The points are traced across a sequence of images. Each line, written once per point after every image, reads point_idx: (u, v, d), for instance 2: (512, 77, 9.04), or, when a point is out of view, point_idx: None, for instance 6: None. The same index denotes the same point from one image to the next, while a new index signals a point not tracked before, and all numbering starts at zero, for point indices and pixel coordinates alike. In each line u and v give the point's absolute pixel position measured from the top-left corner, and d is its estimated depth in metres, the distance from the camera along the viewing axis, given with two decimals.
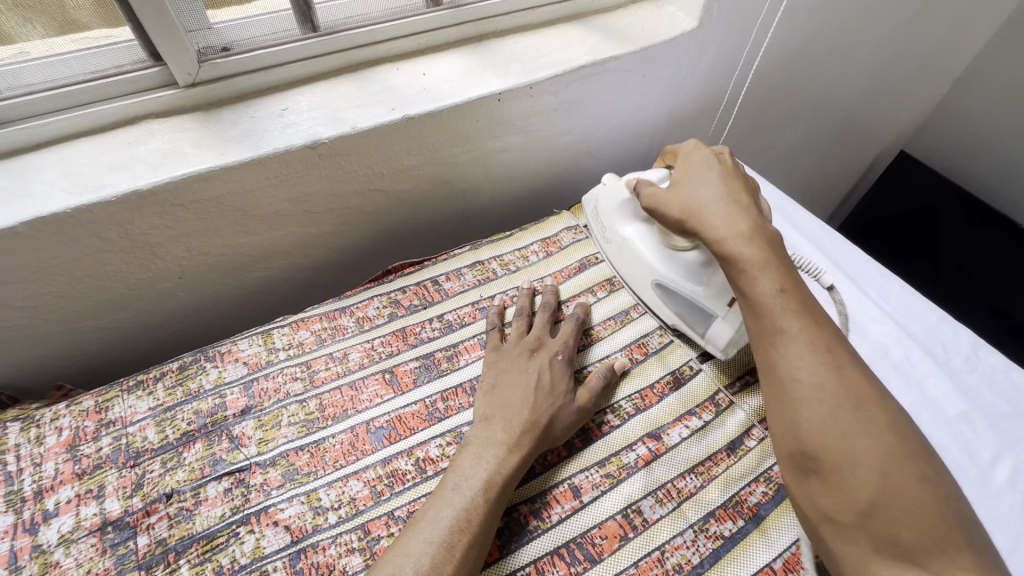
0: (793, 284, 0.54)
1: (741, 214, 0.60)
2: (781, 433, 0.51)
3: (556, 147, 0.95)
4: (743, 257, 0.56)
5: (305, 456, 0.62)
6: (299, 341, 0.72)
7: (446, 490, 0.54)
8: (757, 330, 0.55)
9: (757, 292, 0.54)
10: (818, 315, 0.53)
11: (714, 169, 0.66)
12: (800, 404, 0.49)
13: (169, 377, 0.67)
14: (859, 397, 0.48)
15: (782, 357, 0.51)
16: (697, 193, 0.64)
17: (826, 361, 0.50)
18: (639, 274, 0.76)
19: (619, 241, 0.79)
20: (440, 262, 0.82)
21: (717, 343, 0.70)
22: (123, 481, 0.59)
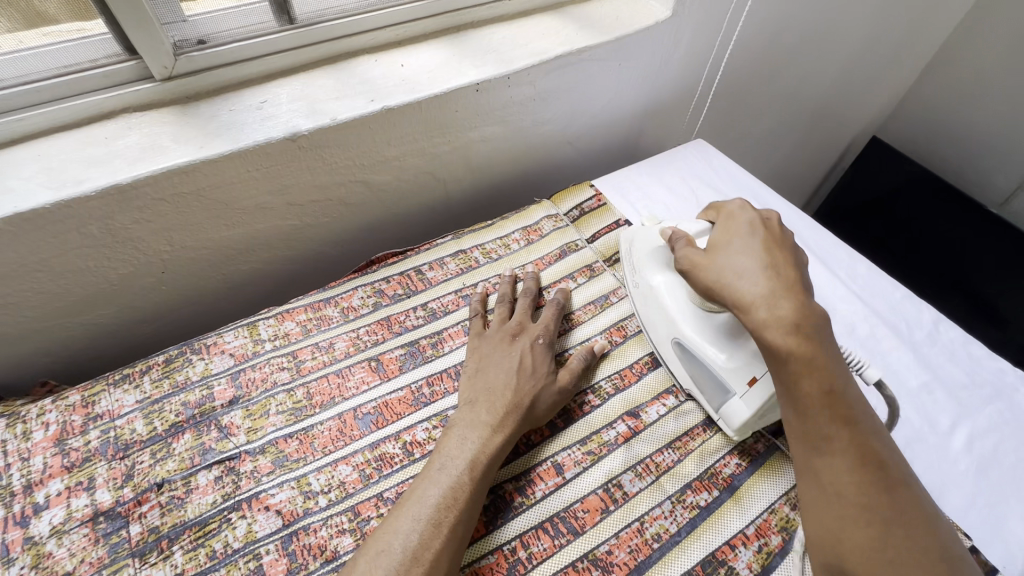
0: (842, 387, 0.51)
1: (783, 294, 0.54)
2: (818, 542, 0.49)
3: (535, 137, 0.97)
4: (783, 349, 0.51)
5: (294, 443, 0.63)
6: (284, 332, 0.73)
7: (433, 471, 0.56)
8: (799, 432, 0.52)
9: (802, 393, 0.51)
10: (863, 427, 0.50)
11: (760, 238, 0.60)
12: (846, 520, 0.47)
13: (155, 370, 0.68)
14: (908, 522, 0.46)
15: (828, 468, 0.49)
16: (733, 263, 0.58)
17: (874, 479, 0.48)
18: (660, 328, 0.71)
19: (646, 289, 0.74)
20: (423, 252, 0.83)
21: (730, 421, 0.63)
22: (112, 472, 0.59)
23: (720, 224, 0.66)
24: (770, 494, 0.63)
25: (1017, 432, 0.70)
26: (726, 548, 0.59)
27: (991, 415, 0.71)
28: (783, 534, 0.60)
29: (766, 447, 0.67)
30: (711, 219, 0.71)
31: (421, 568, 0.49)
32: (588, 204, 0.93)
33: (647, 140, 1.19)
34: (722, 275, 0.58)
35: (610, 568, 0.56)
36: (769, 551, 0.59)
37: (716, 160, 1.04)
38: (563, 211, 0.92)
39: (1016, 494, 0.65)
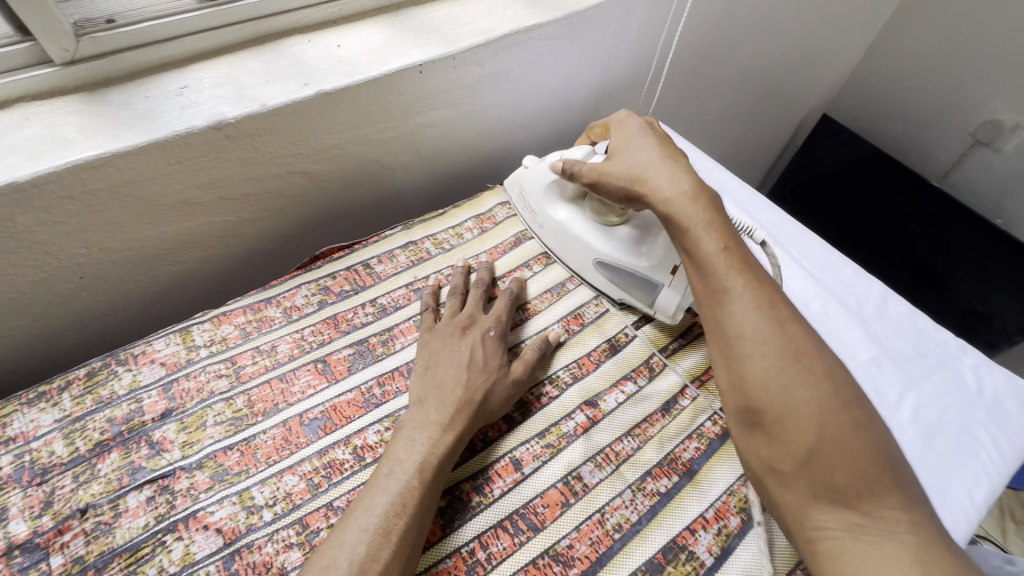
0: (734, 242, 0.58)
1: (683, 176, 0.64)
2: (728, 388, 0.53)
3: (487, 121, 0.93)
4: (688, 215, 0.60)
5: (234, 456, 0.59)
6: (222, 336, 0.68)
7: (382, 476, 0.54)
8: (703, 290, 0.57)
9: (703, 252, 0.58)
10: (759, 273, 0.56)
11: (651, 137, 0.70)
12: (747, 360, 0.52)
13: (76, 386, 0.62)
14: (800, 348, 0.52)
15: (727, 312, 0.54)
16: (638, 159, 0.67)
17: (768, 316, 0.53)
18: (581, 257, 0.77)
19: (554, 225, 0.79)
20: (371, 245, 0.79)
21: (667, 309, 0.73)
22: (29, 500, 0.54)
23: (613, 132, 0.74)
24: (729, 476, 0.63)
25: (959, 400, 0.72)
26: (686, 534, 0.58)
27: (935, 383, 0.73)
28: (741, 515, 0.61)
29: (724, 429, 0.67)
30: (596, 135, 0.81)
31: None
32: None
33: None
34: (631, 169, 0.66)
35: (571, 563, 0.55)
36: (728, 533, 0.59)
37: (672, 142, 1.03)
38: None
39: (959, 459, 0.67)
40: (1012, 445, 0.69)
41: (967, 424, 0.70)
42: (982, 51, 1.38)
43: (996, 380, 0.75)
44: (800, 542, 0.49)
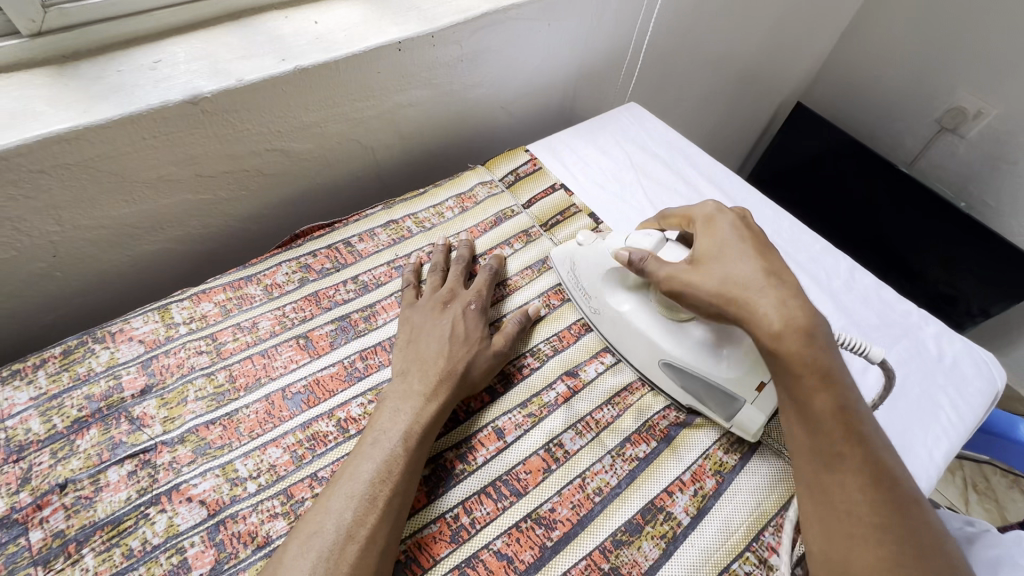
0: (854, 404, 0.50)
1: (795, 305, 0.53)
2: (822, 563, 0.47)
3: (466, 102, 0.94)
4: (799, 360, 0.51)
5: (217, 429, 0.59)
6: (201, 313, 0.67)
7: (367, 446, 0.54)
8: (808, 446, 0.51)
9: (815, 408, 0.50)
10: (875, 446, 0.50)
11: (748, 241, 0.60)
12: (856, 538, 0.46)
13: (52, 364, 0.61)
14: (920, 541, 0.46)
15: (838, 480, 0.48)
16: (738, 275, 0.56)
17: (886, 498, 0.47)
18: (645, 357, 0.67)
19: (611, 314, 0.69)
20: (351, 223, 0.79)
21: (749, 427, 0.63)
22: (6, 477, 0.54)
23: (698, 229, 0.63)
24: (705, 441, 0.65)
25: (922, 367, 0.76)
26: (663, 495, 0.61)
27: (899, 352, 0.77)
28: (716, 477, 0.63)
29: None
30: (671, 222, 0.69)
31: (356, 544, 0.48)
32: (523, 169, 0.91)
33: (582, 106, 1.18)
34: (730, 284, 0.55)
35: (552, 526, 0.57)
36: (704, 494, 0.61)
37: (649, 123, 1.04)
38: (498, 177, 0.90)
39: (920, 422, 0.70)
40: (970, 408, 0.73)
41: (929, 389, 0.74)
42: (946, 40, 1.43)
43: (955, 347, 0.79)
44: None
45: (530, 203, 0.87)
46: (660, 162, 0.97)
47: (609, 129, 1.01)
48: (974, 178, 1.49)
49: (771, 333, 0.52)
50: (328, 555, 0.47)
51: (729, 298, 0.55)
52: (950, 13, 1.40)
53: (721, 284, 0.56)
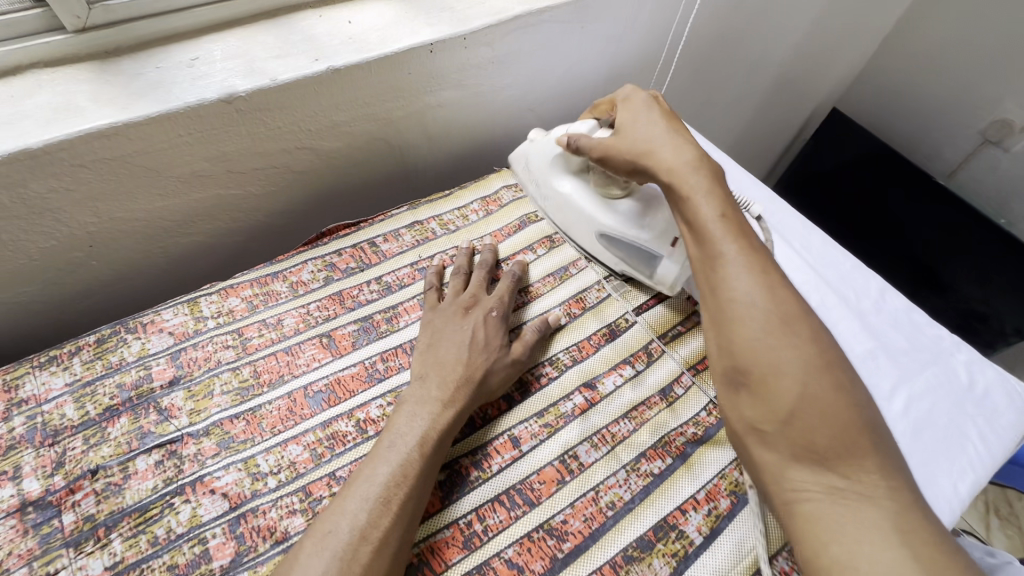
0: (733, 211, 0.60)
1: (688, 149, 0.66)
2: (717, 352, 0.55)
3: (495, 104, 0.93)
4: (690, 186, 0.63)
5: (240, 424, 0.60)
6: (228, 308, 0.69)
7: (382, 449, 0.55)
8: (700, 256, 0.60)
9: (701, 216, 0.60)
10: (754, 240, 0.59)
11: (657, 112, 0.72)
12: (736, 318, 0.54)
13: (86, 352, 0.63)
14: (788, 313, 0.53)
15: (721, 276, 0.56)
16: (648, 135, 0.69)
17: (761, 280, 0.55)
18: (584, 230, 0.79)
19: (558, 198, 0.81)
20: (377, 223, 0.80)
21: (666, 281, 0.75)
22: (40, 460, 0.56)
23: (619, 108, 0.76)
24: (721, 460, 0.65)
25: (950, 395, 0.73)
26: (677, 513, 0.60)
27: (928, 378, 0.75)
28: (731, 497, 0.62)
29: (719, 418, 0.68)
30: (602, 112, 0.80)
31: (369, 547, 0.49)
32: None
33: None
34: (638, 143, 0.69)
35: (564, 538, 0.57)
36: (718, 515, 0.61)
37: None
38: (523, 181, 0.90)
39: (946, 452, 0.68)
40: (999, 439, 0.70)
41: (957, 418, 0.72)
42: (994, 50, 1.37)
43: (988, 377, 0.76)
44: (779, 505, 0.50)
45: None
46: None
47: None
48: (1017, 194, 1.44)
49: (666, 171, 0.65)
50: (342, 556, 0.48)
51: (642, 153, 0.68)
52: (1000, 21, 1.34)
53: (634, 140, 0.70)
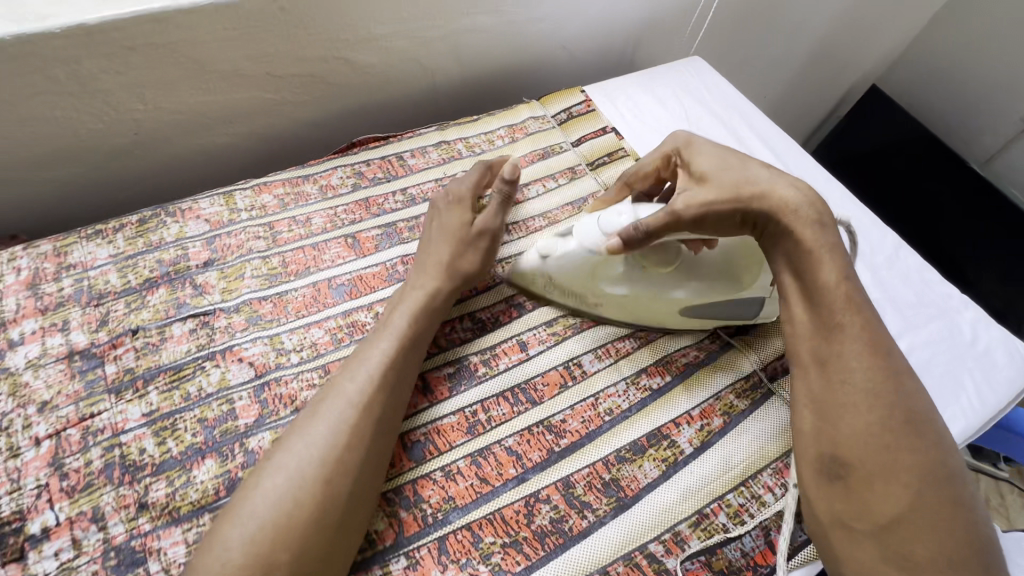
0: (852, 279, 0.55)
1: (805, 192, 0.58)
2: (814, 433, 0.53)
3: (529, 35, 0.93)
4: (805, 243, 0.56)
5: (268, 305, 0.65)
6: (261, 204, 0.72)
7: (375, 330, 0.60)
8: (807, 323, 0.56)
9: (816, 282, 0.55)
10: (872, 314, 0.54)
11: (731, 152, 0.63)
12: (846, 405, 0.51)
13: (129, 229, 0.68)
14: (903, 406, 0.50)
15: (833, 355, 0.53)
16: (739, 177, 0.60)
17: (878, 366, 0.51)
18: (663, 313, 0.67)
19: (616, 300, 0.67)
20: (405, 140, 0.82)
21: (773, 313, 0.70)
22: (86, 318, 0.61)
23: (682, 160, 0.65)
24: (719, 383, 0.68)
25: (951, 348, 0.75)
26: (671, 425, 0.64)
27: (931, 331, 0.76)
28: (724, 417, 0.65)
29: (722, 345, 0.71)
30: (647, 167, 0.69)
31: (354, 411, 0.53)
32: (577, 108, 0.92)
33: (645, 56, 1.16)
34: (740, 185, 0.59)
35: (562, 434, 0.61)
36: (710, 430, 0.64)
37: (710, 78, 1.02)
38: (551, 114, 0.91)
39: (939, 399, 0.70)
40: (994, 392, 0.72)
41: (955, 369, 0.73)
42: None
43: (992, 335, 0.77)
44: None
45: (580, 140, 0.88)
46: (717, 119, 0.95)
47: (669, 78, 1.00)
48: None
49: (783, 214, 0.58)
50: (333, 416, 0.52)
51: (748, 200, 0.58)
52: None
53: (733, 184, 0.59)
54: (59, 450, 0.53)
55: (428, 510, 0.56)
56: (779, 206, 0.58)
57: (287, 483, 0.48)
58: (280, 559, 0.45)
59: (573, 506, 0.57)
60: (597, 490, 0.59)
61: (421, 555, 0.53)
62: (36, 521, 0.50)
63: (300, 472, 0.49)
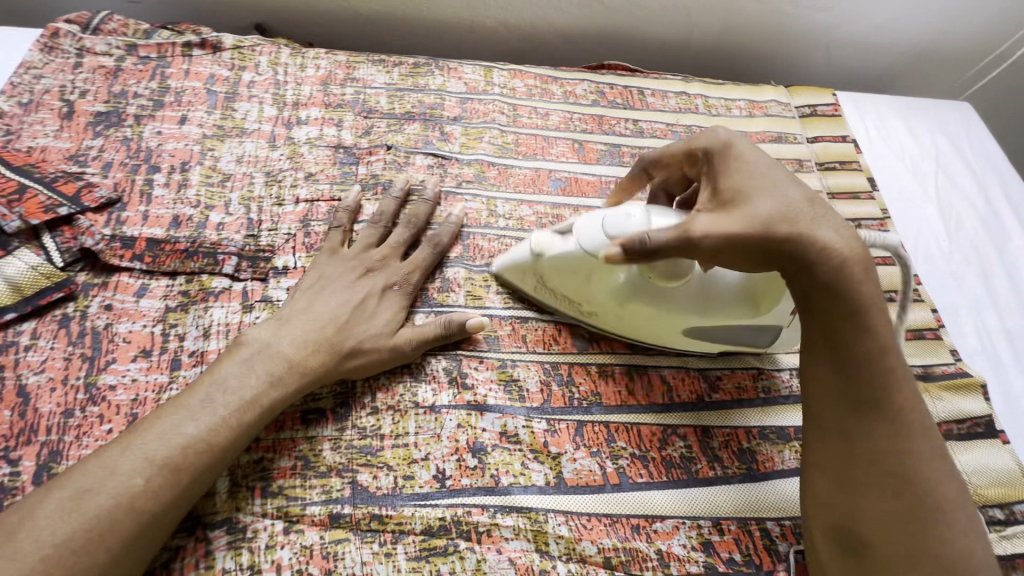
0: (895, 338, 0.46)
1: (845, 235, 0.46)
2: (824, 503, 0.48)
3: (802, 23, 0.91)
4: (853, 295, 0.46)
5: (494, 171, 0.71)
6: (512, 86, 0.78)
7: (297, 310, 0.55)
8: (831, 388, 0.47)
9: (854, 341, 0.46)
10: (912, 382, 0.46)
11: (778, 169, 0.48)
12: (865, 487, 0.45)
13: (405, 68, 0.76)
14: (933, 493, 0.43)
15: (860, 431, 0.46)
16: (772, 208, 0.45)
17: (910, 448, 0.44)
18: (665, 330, 0.59)
19: (604, 297, 0.57)
20: (651, 78, 0.84)
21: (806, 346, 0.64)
22: (356, 124, 0.70)
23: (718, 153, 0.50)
24: None
25: None
26: None
27: None
28: None
29: None
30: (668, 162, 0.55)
31: (318, 332, 0.54)
32: (823, 108, 0.88)
33: (904, 87, 1.08)
34: (775, 219, 0.45)
35: (713, 389, 0.62)
36: None
37: (978, 125, 0.92)
38: (795, 104, 0.88)
39: None
40: None
41: None
42: None
43: None
44: None
45: (816, 139, 0.85)
46: (969, 167, 0.86)
47: (932, 109, 0.92)
48: None
49: (824, 266, 0.45)
50: (250, 366, 0.51)
51: (779, 239, 0.45)
52: None
53: (768, 216, 0.45)
54: (310, 214, 0.63)
55: (576, 394, 0.59)
56: (824, 258, 0.45)
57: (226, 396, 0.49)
58: (188, 465, 0.45)
59: (705, 454, 0.58)
60: (732, 451, 0.59)
61: (561, 427, 0.57)
62: (281, 258, 0.60)
63: (269, 372, 0.51)
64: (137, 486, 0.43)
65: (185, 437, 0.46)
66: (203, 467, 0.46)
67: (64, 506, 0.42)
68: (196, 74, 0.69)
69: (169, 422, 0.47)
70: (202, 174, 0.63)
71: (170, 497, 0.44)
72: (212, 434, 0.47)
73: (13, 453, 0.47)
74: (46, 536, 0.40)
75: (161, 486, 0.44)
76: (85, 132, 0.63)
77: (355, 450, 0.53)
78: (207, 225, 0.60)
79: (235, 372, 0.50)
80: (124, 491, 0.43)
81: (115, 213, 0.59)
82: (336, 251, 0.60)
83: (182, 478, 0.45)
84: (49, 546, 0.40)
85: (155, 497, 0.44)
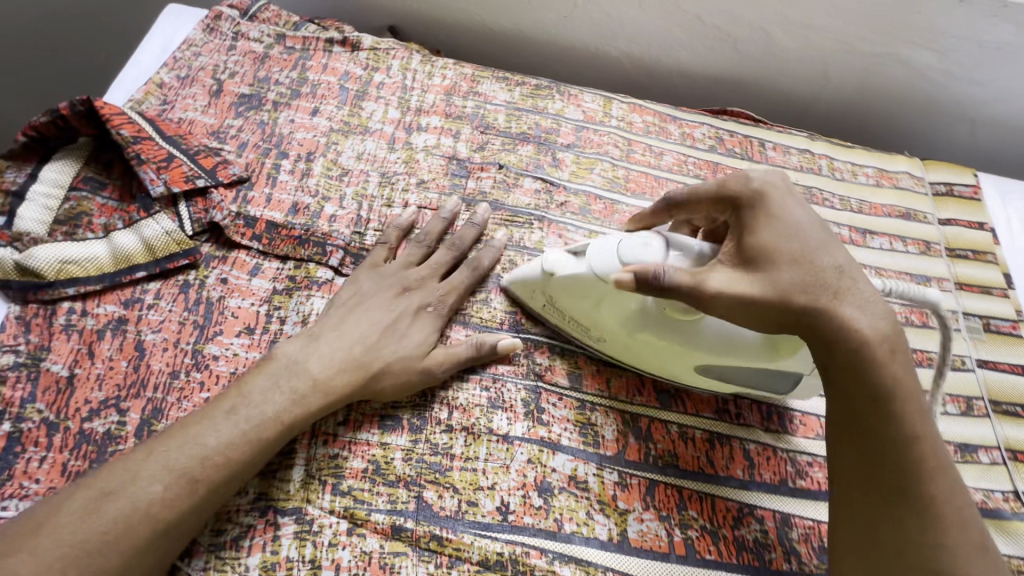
0: (930, 425, 0.42)
1: (877, 314, 0.43)
2: None
3: (951, 94, 0.84)
4: (885, 376, 0.42)
5: (600, 205, 0.69)
6: (630, 120, 0.77)
7: (336, 325, 0.55)
8: (860, 477, 0.43)
9: (888, 426, 0.42)
10: (949, 473, 0.42)
11: (817, 233, 0.45)
12: None
13: (527, 88, 0.77)
14: None
15: (893, 527, 0.41)
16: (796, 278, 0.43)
17: (949, 545, 0.40)
18: (674, 364, 0.56)
19: (619, 339, 0.56)
20: (775, 131, 0.80)
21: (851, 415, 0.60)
22: (472, 137, 0.71)
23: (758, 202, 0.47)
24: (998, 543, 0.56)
25: None
26: None
27: None
28: None
29: (1016, 510, 0.58)
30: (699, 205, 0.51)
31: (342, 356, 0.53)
32: (962, 188, 0.81)
33: None
34: (796, 289, 0.43)
35: (802, 475, 0.58)
36: None
37: None
38: (929, 179, 0.81)
39: None
40: None
41: None
42: None
43: None
44: None
45: (950, 221, 0.78)
46: None
47: None
48: None
49: (848, 341, 0.42)
50: (275, 381, 0.50)
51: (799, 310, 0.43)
52: None
53: (788, 285, 0.43)
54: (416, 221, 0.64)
55: (652, 451, 0.56)
56: (845, 337, 0.42)
57: (250, 411, 0.48)
58: (205, 475, 0.45)
59: (782, 544, 0.54)
60: (812, 547, 0.54)
61: (632, 482, 0.55)
62: None
63: (292, 390, 0.50)
64: (155, 493, 0.43)
65: (204, 448, 0.46)
66: (220, 480, 0.46)
67: (85, 506, 0.42)
68: (332, 69, 0.73)
69: (194, 430, 0.46)
70: (324, 166, 0.66)
71: (188, 506, 0.44)
72: (231, 448, 0.46)
73: (123, 403, 0.50)
74: (65, 535, 0.40)
75: (179, 495, 0.44)
76: (228, 111, 0.68)
77: (425, 464, 0.53)
78: (321, 215, 0.63)
79: (262, 387, 0.50)
80: (143, 497, 0.43)
81: (242, 191, 0.63)
82: (378, 267, 0.60)
83: (197, 490, 0.45)
84: (66, 547, 0.40)
85: (171, 506, 0.44)
